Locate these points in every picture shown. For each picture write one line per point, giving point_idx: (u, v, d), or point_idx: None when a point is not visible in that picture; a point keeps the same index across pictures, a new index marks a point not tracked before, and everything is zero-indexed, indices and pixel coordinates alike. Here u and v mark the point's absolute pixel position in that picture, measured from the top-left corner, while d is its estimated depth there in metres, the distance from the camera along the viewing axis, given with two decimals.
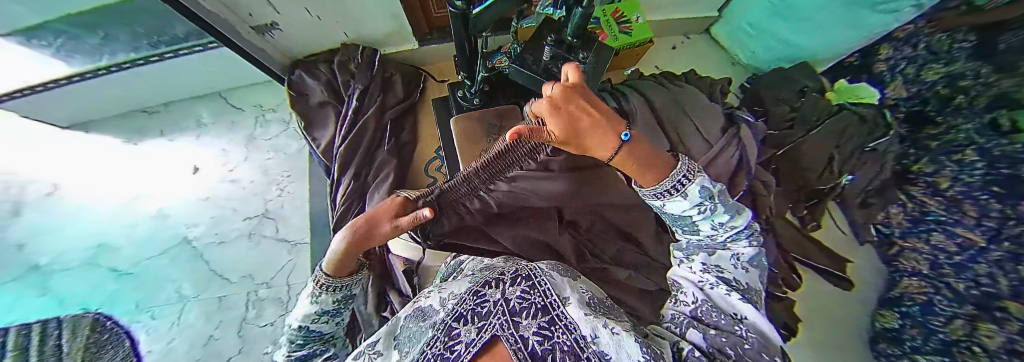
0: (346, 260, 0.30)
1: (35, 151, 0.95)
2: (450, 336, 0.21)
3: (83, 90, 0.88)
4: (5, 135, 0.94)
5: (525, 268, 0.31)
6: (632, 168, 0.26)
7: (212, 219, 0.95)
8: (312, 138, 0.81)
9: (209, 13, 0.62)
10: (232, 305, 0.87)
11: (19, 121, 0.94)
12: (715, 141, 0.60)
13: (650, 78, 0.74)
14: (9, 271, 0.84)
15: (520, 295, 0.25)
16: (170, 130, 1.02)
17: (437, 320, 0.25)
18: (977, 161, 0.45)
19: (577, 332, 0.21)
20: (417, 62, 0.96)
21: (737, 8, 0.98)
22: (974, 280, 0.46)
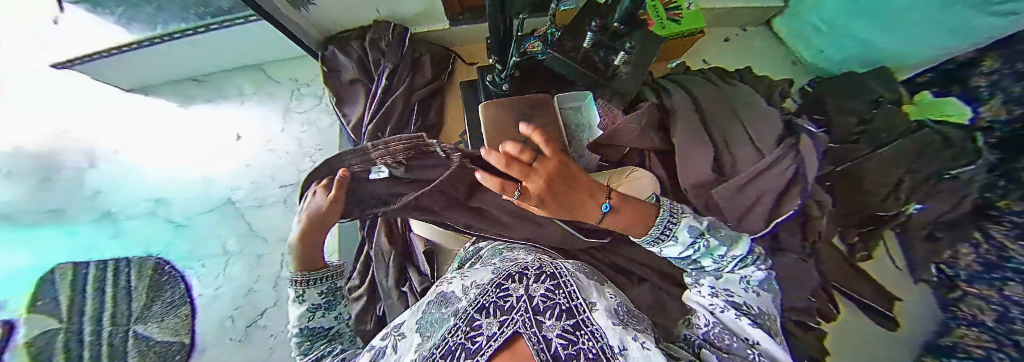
0: (310, 247, 0.39)
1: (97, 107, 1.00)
2: (470, 326, 0.19)
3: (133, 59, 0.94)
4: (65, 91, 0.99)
5: (550, 266, 0.29)
6: (617, 225, 0.33)
7: (253, 184, 1.06)
8: (343, 114, 0.83)
9: None
10: (268, 262, 0.99)
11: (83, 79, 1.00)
12: (769, 151, 0.60)
13: (700, 74, 0.76)
14: None
15: (544, 293, 0.22)
16: (214, 98, 1.10)
17: (457, 310, 0.23)
18: None
19: (604, 341, 0.18)
20: (447, 42, 0.94)
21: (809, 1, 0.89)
22: None
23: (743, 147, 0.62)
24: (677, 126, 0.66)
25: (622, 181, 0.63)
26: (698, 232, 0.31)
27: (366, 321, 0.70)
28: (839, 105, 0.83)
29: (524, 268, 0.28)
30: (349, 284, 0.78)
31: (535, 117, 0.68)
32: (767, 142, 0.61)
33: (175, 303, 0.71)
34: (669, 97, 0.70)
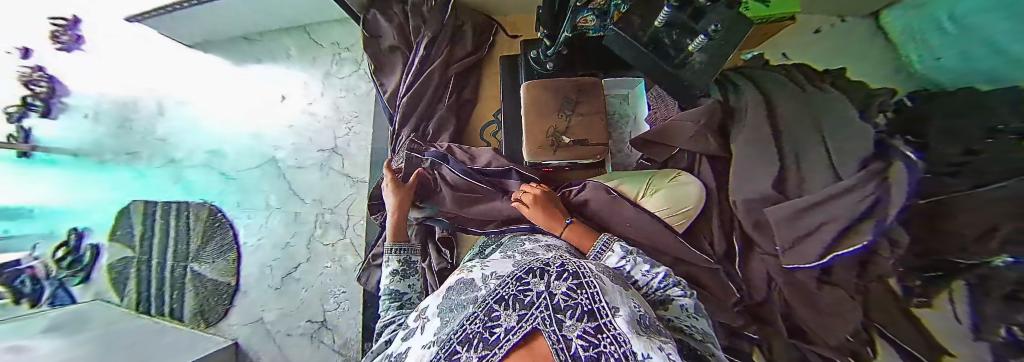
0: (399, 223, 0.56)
1: (168, 62, 1.09)
2: (488, 316, 0.17)
3: (187, 16, 0.97)
4: (137, 46, 1.05)
5: (572, 258, 0.24)
6: (573, 239, 0.48)
7: (295, 145, 1.08)
8: (380, 83, 0.83)
9: None
10: (305, 221, 1.02)
11: (155, 38, 1.07)
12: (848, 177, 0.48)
13: (781, 72, 0.68)
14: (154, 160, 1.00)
15: (566, 290, 0.18)
16: (265, 59, 1.14)
17: (474, 298, 0.21)
18: None
19: (629, 347, 0.13)
20: (491, 11, 0.88)
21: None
22: None
23: (815, 163, 0.52)
24: (741, 131, 0.61)
25: (663, 184, 0.61)
26: (625, 249, 0.39)
27: None
28: None
29: (545, 262, 0.23)
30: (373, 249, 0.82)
31: (578, 104, 0.65)
32: (850, 163, 0.48)
33: (223, 250, 0.97)
34: (738, 98, 0.65)
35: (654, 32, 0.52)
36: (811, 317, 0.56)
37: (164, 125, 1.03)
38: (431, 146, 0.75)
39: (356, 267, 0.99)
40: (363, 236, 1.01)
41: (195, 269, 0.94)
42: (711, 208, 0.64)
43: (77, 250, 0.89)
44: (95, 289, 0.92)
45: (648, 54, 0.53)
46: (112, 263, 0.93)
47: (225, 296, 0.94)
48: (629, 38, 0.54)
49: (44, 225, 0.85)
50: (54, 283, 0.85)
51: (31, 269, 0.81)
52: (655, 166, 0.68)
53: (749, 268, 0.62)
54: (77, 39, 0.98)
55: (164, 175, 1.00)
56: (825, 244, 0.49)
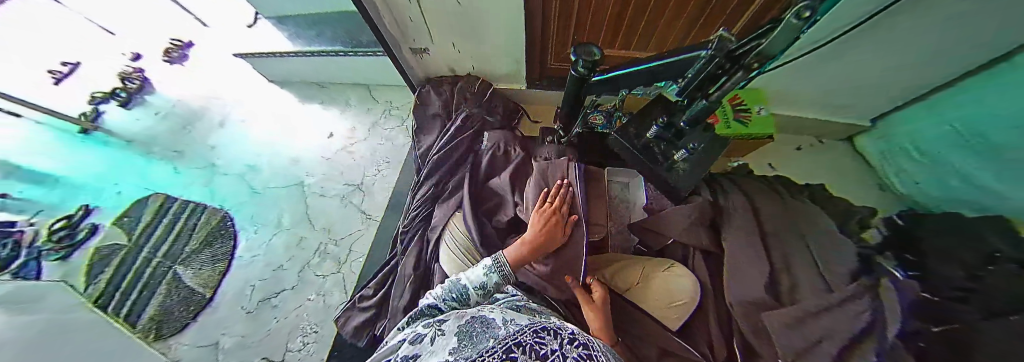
0: (519, 254, 0.51)
1: (262, 93, 1.38)
2: (507, 354, 0.21)
3: (298, 61, 1.27)
4: (251, 87, 1.39)
5: (583, 335, 0.27)
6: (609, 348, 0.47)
7: (324, 175, 1.16)
8: (418, 140, 0.97)
9: (391, 34, 0.83)
10: (306, 247, 1.02)
11: (263, 84, 1.40)
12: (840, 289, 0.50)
13: (762, 180, 0.75)
14: (197, 162, 1.19)
15: (577, 355, 0.22)
16: (327, 103, 1.33)
17: (496, 339, 0.26)
18: None
19: None
20: (521, 100, 1.07)
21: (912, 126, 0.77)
22: None
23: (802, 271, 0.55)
24: (730, 226, 0.63)
25: (655, 273, 0.61)
26: None
27: (361, 336, 0.74)
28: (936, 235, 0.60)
29: (559, 330, 0.28)
30: (364, 289, 0.79)
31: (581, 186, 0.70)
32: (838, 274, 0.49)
33: (217, 258, 1.00)
34: (725, 197, 0.69)
35: (648, 141, 0.61)
36: None
37: (223, 133, 1.27)
38: (443, 202, 0.79)
39: (340, 305, 0.92)
40: (356, 274, 0.96)
41: (178, 273, 0.95)
42: (707, 300, 0.60)
43: (74, 226, 0.98)
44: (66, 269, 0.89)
45: (641, 157, 0.60)
46: (98, 247, 0.96)
47: (193, 309, 0.90)
48: (625, 143, 0.62)
49: (59, 198, 1.05)
50: (31, 254, 0.88)
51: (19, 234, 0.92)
52: (651, 253, 0.70)
53: None
54: (182, 57, 1.45)
55: (198, 177, 1.16)
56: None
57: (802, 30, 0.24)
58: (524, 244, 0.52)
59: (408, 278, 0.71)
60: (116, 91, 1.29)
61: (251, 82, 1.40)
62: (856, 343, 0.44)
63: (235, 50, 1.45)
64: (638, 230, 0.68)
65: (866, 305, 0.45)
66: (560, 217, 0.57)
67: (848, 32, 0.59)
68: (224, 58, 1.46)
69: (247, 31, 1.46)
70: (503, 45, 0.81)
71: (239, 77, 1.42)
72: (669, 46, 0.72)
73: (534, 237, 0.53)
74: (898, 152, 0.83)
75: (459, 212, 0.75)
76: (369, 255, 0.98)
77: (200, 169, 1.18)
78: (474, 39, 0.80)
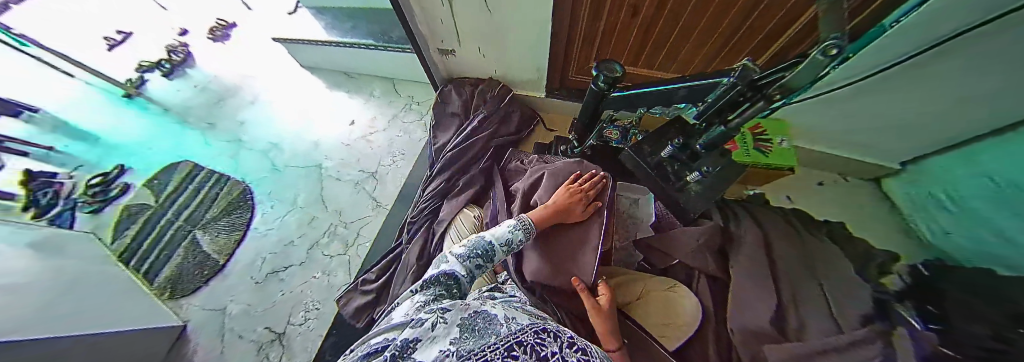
0: (542, 215, 0.55)
1: (295, 78, 1.45)
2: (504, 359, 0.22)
3: (330, 51, 1.33)
4: (285, 71, 1.47)
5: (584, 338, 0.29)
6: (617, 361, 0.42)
7: (342, 160, 1.21)
8: (435, 136, 0.99)
9: (421, 33, 0.87)
10: (317, 226, 1.06)
11: (297, 69, 1.47)
12: (848, 330, 0.47)
13: (778, 212, 0.73)
14: (227, 136, 1.26)
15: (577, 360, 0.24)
16: (353, 92, 1.39)
17: (497, 338, 0.27)
18: None
19: None
20: (539, 107, 1.08)
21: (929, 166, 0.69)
22: None
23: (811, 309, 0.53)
24: (740, 255, 0.62)
25: (658, 290, 0.60)
26: None
27: (361, 317, 0.76)
28: None
29: (560, 332, 0.30)
30: (367, 274, 0.81)
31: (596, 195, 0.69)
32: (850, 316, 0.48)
33: (233, 226, 1.05)
34: (737, 224, 0.69)
35: (661, 159, 0.60)
36: None
37: (254, 110, 1.34)
38: (452, 198, 0.81)
39: (342, 286, 0.94)
40: (362, 259, 0.98)
41: (197, 237, 1.01)
42: (706, 323, 0.59)
43: (107, 183, 1.07)
44: (97, 222, 1.01)
45: (653, 175, 0.61)
46: (127, 204, 1.05)
47: (206, 273, 0.95)
48: (638, 160, 0.63)
49: (98, 157, 1.15)
50: (68, 204, 1.01)
51: (60, 186, 1.04)
52: (654, 271, 0.68)
53: None
54: (225, 36, 1.55)
55: (227, 149, 1.23)
56: None
57: (828, 67, 0.24)
58: (550, 207, 0.56)
59: (411, 267, 0.73)
60: (162, 62, 1.40)
61: (286, 67, 1.48)
62: None
63: (274, 34, 1.54)
64: (642, 247, 0.69)
65: (878, 350, 0.41)
66: (583, 195, 0.59)
67: (884, 71, 0.59)
68: (263, 41, 1.55)
69: (287, 19, 1.55)
70: (527, 53, 0.83)
71: (276, 59, 1.50)
72: (692, 70, 0.71)
73: (558, 203, 0.56)
74: (920, 197, 0.67)
75: (467, 209, 0.76)
76: (376, 240, 1.00)
77: (229, 142, 1.25)
78: (500, 44, 0.82)
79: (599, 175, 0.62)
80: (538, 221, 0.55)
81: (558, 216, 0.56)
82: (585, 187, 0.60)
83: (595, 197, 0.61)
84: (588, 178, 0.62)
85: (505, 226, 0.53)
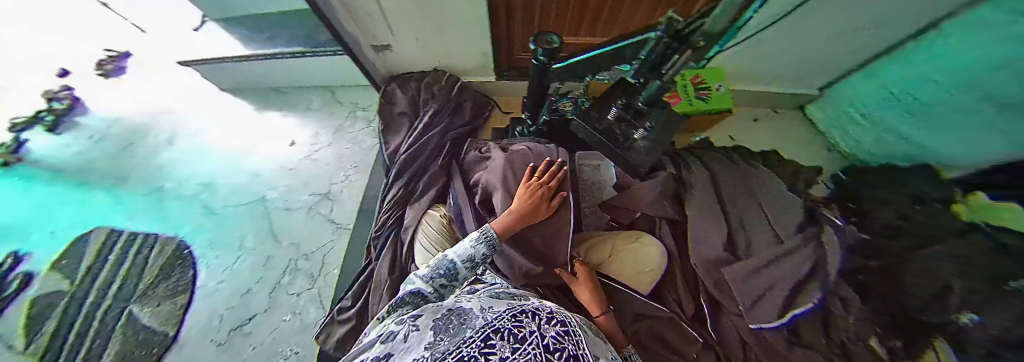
0: (506, 222, 0.51)
1: (211, 105, 1.26)
2: (484, 343, 0.19)
3: (246, 66, 1.16)
4: (197, 99, 1.27)
5: (558, 313, 0.28)
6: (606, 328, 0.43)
7: (288, 186, 1.09)
8: (385, 140, 0.92)
9: (348, 32, 0.78)
10: (274, 266, 0.95)
11: (211, 94, 1.28)
12: (788, 238, 0.57)
13: (719, 152, 0.78)
14: (142, 186, 1.08)
15: (556, 335, 0.21)
16: (286, 109, 1.24)
17: (473, 328, 0.25)
18: None
19: None
20: (490, 92, 1.06)
21: (847, 91, 0.87)
22: None
23: (758, 229, 0.60)
24: (693, 196, 0.67)
25: (627, 244, 0.62)
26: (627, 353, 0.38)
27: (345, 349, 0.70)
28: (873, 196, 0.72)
29: (534, 310, 0.27)
30: (341, 302, 0.75)
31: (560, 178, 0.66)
32: (788, 228, 0.58)
33: (175, 292, 0.90)
34: (688, 171, 0.72)
35: (609, 123, 0.62)
36: None
37: (168, 151, 1.16)
38: (415, 202, 0.76)
39: (317, 322, 0.85)
40: (332, 287, 0.90)
41: (133, 314, 0.85)
42: (674, 270, 0.63)
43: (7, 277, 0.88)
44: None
45: (604, 141, 0.60)
46: (35, 297, 0.87)
47: (156, 352, 0.81)
48: (587, 126, 0.64)
49: None
50: None
51: None
52: (621, 228, 0.68)
53: (720, 330, 0.58)
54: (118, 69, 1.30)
55: (148, 202, 1.05)
56: (779, 303, 0.52)
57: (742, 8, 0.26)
58: (512, 211, 0.51)
59: (387, 282, 0.69)
60: (43, 115, 1.16)
61: (196, 95, 1.28)
62: (806, 280, 0.53)
63: (176, 58, 1.32)
64: (605, 207, 0.69)
65: (810, 250, 0.54)
66: (543, 188, 0.55)
67: (792, 13, 0.63)
68: (161, 68, 1.32)
69: (183, 36, 1.32)
70: (467, 39, 0.79)
71: (182, 88, 1.29)
72: (632, 30, 0.73)
73: (520, 207, 0.52)
74: (845, 120, 0.91)
75: (431, 210, 0.73)
76: (344, 264, 0.93)
77: (145, 193, 1.07)
78: (437, 33, 0.77)
79: (557, 161, 0.60)
80: (502, 230, 0.50)
81: (522, 219, 0.52)
82: (545, 181, 0.56)
83: (559, 188, 0.59)
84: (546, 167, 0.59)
85: (468, 239, 0.49)
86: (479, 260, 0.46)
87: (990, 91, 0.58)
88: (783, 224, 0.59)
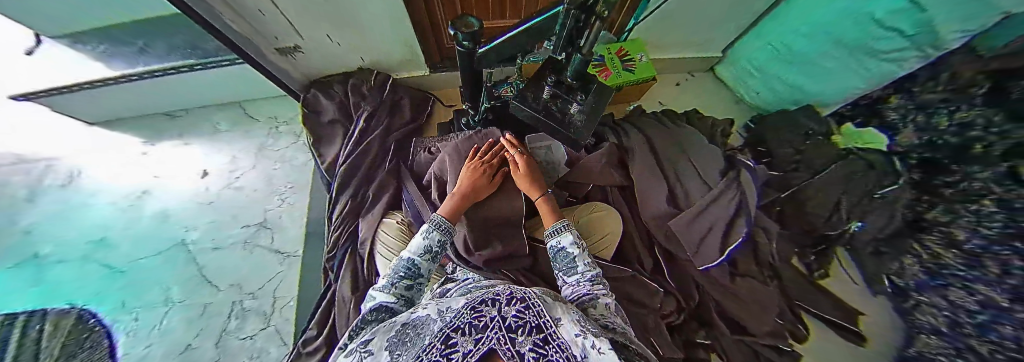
0: (456, 204, 0.53)
1: (81, 144, 1.02)
2: (445, 343, 0.19)
3: (118, 92, 0.93)
4: (58, 140, 1.02)
5: (518, 289, 0.27)
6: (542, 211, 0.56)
7: (210, 223, 0.94)
8: (319, 154, 0.83)
9: (239, 35, 0.66)
10: (216, 313, 0.82)
11: (75, 130, 1.03)
12: (715, 184, 0.65)
13: (651, 117, 0.85)
14: (13, 258, 0.87)
15: (516, 313, 0.21)
16: (187, 134, 1.05)
17: (431, 332, 0.23)
18: (997, 212, 0.46)
19: (568, 351, 0.19)
20: (427, 87, 1.01)
21: (745, 49, 0.96)
22: (1010, 340, 0.46)
23: (691, 181, 0.68)
24: (635, 162, 0.71)
25: (584, 215, 0.65)
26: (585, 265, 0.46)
27: None
28: (777, 138, 0.88)
29: (496, 293, 0.27)
30: (306, 332, 0.68)
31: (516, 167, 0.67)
32: (712, 176, 0.66)
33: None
34: (627, 138, 0.76)
35: (545, 102, 0.58)
36: (738, 310, 0.66)
37: (38, 210, 0.94)
38: (365, 216, 0.71)
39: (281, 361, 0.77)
40: (292, 320, 0.82)
41: None
42: (631, 233, 0.68)
43: None
44: None
45: (544, 119, 0.57)
46: None
47: None
48: (525, 107, 0.58)
49: None
50: None
51: None
52: (578, 202, 0.71)
53: (677, 276, 0.68)
54: None
55: (21, 275, 0.85)
56: (718, 242, 0.61)
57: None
58: (459, 194, 0.53)
59: (349, 303, 0.64)
60: None
61: (54, 134, 1.02)
62: (734, 220, 0.61)
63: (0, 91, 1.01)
64: (561, 184, 0.70)
65: (734, 192, 0.62)
66: (485, 169, 0.58)
67: None
68: None
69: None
70: (386, 32, 0.72)
71: (32, 129, 1.02)
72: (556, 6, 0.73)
73: (463, 188, 0.54)
74: (745, 75, 1.01)
75: (387, 218, 0.69)
76: (301, 293, 0.85)
77: (16, 265, 0.86)
78: (350, 28, 0.69)
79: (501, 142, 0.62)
80: (453, 215, 0.53)
81: (470, 199, 0.54)
82: (487, 159, 0.59)
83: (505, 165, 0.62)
84: (489, 149, 0.61)
85: (420, 234, 0.49)
86: (437, 250, 0.47)
87: (846, 39, 0.67)
88: (708, 172, 0.67)
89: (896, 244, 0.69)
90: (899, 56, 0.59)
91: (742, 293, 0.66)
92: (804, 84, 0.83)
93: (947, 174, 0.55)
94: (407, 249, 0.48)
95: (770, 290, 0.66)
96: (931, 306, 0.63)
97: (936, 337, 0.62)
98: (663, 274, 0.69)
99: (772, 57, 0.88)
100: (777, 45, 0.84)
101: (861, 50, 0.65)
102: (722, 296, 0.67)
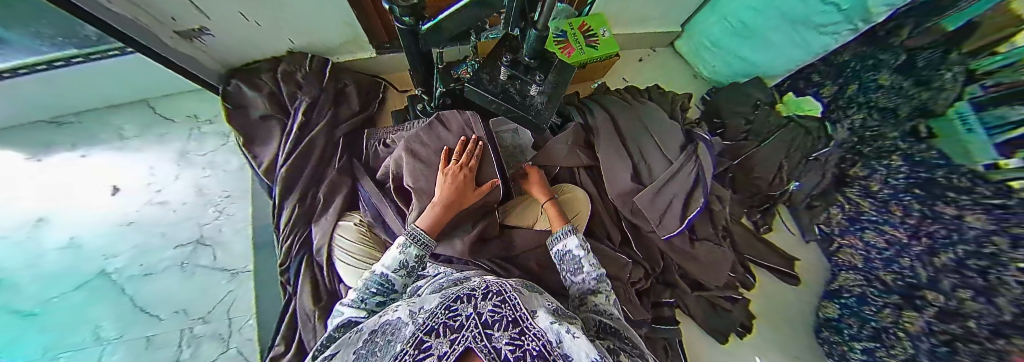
0: (439, 218, 0.46)
1: None
2: (418, 348, 0.16)
3: None
4: None
5: (495, 284, 0.26)
6: (551, 213, 0.54)
7: (137, 247, 0.81)
8: (254, 156, 0.74)
9: (118, 15, 0.52)
10: (164, 345, 0.73)
11: None
12: (674, 158, 0.68)
13: (616, 95, 0.84)
14: None
15: (492, 309, 0.20)
16: (83, 144, 0.86)
17: (403, 337, 0.20)
18: (901, 165, 0.57)
19: (544, 338, 0.18)
20: (374, 70, 0.91)
21: (703, 24, 0.96)
22: (910, 271, 0.58)
23: (653, 155, 0.70)
24: (600, 140, 0.71)
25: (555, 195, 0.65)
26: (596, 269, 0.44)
27: None
28: (728, 109, 0.91)
29: (472, 288, 0.25)
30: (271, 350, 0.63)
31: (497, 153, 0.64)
32: (672, 148, 0.69)
33: None
34: (592, 117, 0.75)
35: (503, 84, 0.54)
36: (699, 271, 0.72)
37: None
38: (319, 222, 0.65)
39: None
40: (255, 339, 0.76)
41: None
42: (598, 212, 0.70)
43: None
44: None
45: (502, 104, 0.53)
46: None
47: None
48: (481, 91, 0.53)
49: None
50: None
51: None
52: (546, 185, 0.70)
53: (642, 244, 0.72)
54: None
55: None
56: (678, 213, 0.64)
57: None
58: (439, 205, 0.46)
59: (313, 316, 0.60)
60: None
61: None
62: (692, 192, 0.65)
63: None
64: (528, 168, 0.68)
65: (693, 166, 0.66)
66: (466, 174, 0.51)
67: None
68: None
69: None
70: (316, 10, 0.62)
71: None
72: None
73: (445, 196, 0.47)
74: (700, 50, 1.03)
75: (344, 222, 0.63)
76: (259, 311, 0.77)
77: None
78: (271, 7, 0.59)
79: (475, 140, 0.56)
80: (432, 226, 0.46)
81: (451, 208, 0.47)
82: (465, 162, 0.52)
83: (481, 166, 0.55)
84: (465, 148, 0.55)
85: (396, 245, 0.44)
86: (414, 265, 0.43)
87: (789, 12, 0.69)
88: (668, 146, 0.69)
89: (825, 197, 0.78)
90: (834, 29, 0.64)
91: (701, 255, 0.71)
92: (754, 57, 0.86)
93: (868, 133, 0.64)
94: (381, 260, 0.43)
95: (724, 251, 0.71)
96: (850, 248, 0.74)
97: (852, 273, 0.74)
98: (631, 246, 0.72)
99: (727, 33, 0.88)
100: (734, 22, 0.84)
101: (805, 24, 0.67)
102: (684, 262, 0.72)
